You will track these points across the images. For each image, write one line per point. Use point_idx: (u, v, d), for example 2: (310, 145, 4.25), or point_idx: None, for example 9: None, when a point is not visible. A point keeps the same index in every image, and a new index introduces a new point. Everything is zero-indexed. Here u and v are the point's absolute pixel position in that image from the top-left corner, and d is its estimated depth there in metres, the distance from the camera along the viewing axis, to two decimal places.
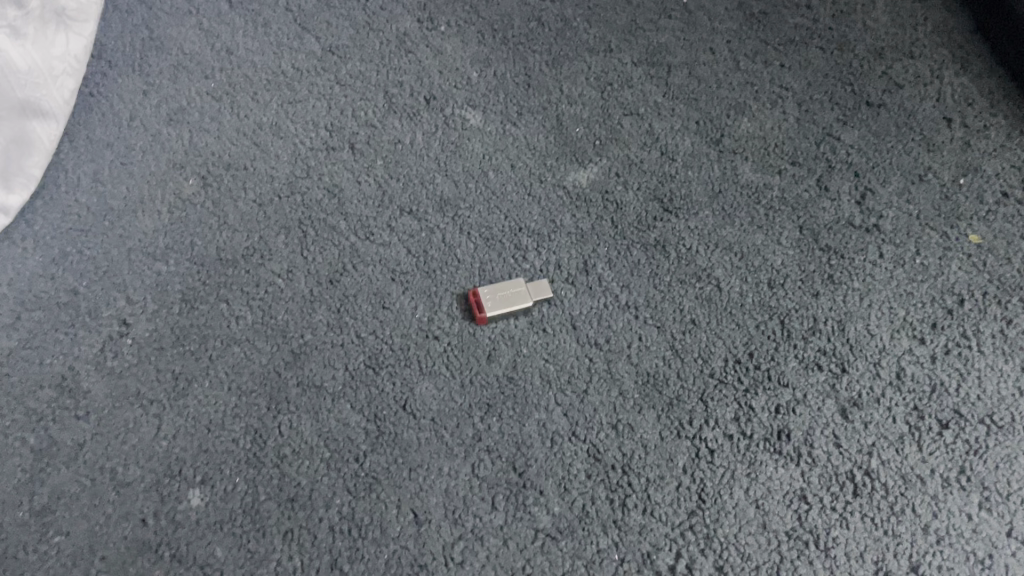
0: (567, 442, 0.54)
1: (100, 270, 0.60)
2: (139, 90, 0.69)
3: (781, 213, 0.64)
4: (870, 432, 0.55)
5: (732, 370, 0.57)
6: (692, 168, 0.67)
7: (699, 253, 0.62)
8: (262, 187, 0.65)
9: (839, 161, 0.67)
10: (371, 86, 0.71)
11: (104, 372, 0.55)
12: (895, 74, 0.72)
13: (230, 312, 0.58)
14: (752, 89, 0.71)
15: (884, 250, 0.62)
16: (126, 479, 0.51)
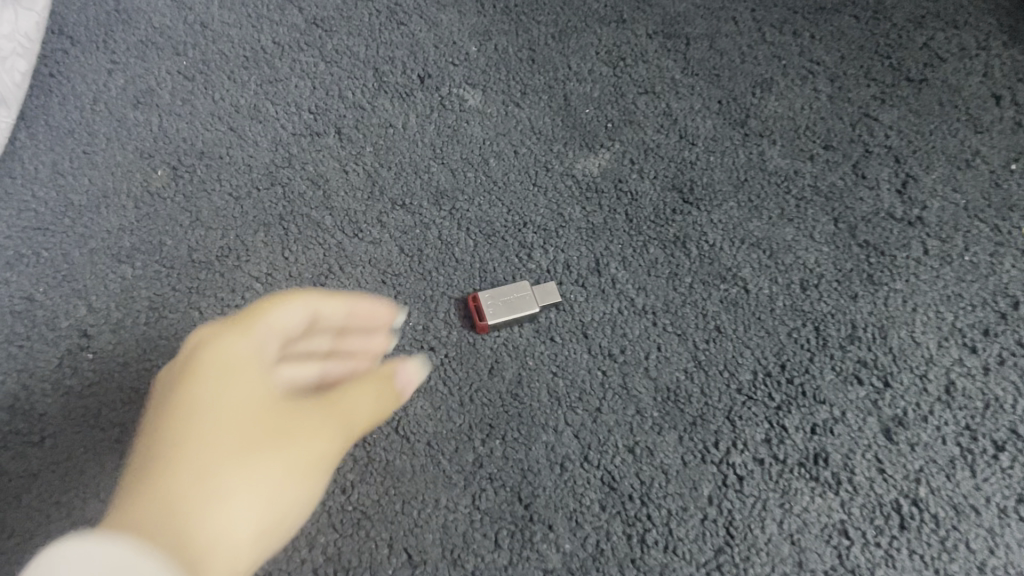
0: (578, 469, 0.48)
1: (59, 275, 0.54)
2: (104, 69, 0.63)
3: (814, 204, 0.58)
4: (917, 455, 0.49)
5: (761, 385, 0.51)
6: (714, 153, 0.60)
7: (723, 251, 0.56)
8: (239, 178, 0.58)
9: (877, 144, 0.61)
10: (359, 62, 0.64)
11: (63, 392, 0.50)
12: (937, 44, 0.65)
13: (203, 322, 0.53)
14: (780, 64, 0.64)
15: (928, 246, 0.56)
16: (86, 516, 0.46)
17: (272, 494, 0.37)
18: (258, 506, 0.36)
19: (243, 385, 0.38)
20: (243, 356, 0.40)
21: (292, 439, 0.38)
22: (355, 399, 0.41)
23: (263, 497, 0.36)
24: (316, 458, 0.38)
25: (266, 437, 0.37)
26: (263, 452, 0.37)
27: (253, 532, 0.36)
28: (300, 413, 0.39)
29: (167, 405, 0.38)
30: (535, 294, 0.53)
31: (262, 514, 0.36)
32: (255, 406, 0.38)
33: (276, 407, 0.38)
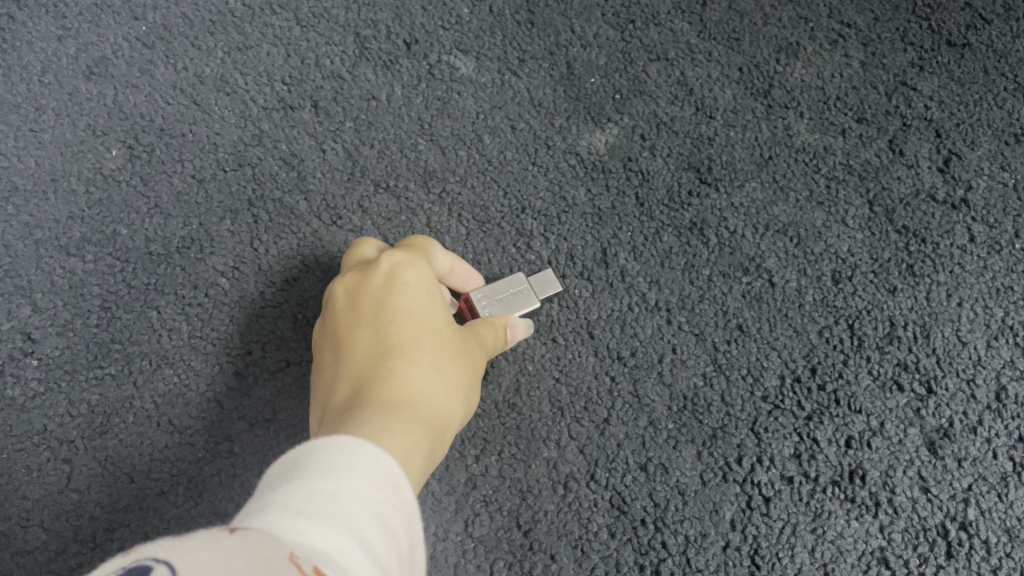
0: (583, 489, 0.43)
1: (1, 269, 0.48)
2: (53, 35, 0.56)
3: (847, 184, 0.52)
4: (965, 471, 0.44)
5: (789, 392, 0.45)
6: (734, 128, 0.54)
7: (745, 238, 0.50)
8: (203, 158, 0.52)
9: (916, 116, 0.54)
10: (338, 26, 0.58)
11: (3, 404, 0.45)
12: (980, 4, 0.58)
13: (162, 323, 0.47)
14: (806, 26, 0.58)
15: (975, 232, 0.50)
16: (27, 546, 0.41)
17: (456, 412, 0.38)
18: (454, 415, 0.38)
19: (432, 302, 0.40)
20: (428, 276, 0.41)
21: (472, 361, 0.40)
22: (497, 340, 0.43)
23: (455, 412, 0.38)
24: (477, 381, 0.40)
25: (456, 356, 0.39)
26: (459, 371, 0.39)
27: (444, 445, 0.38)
28: (476, 343, 0.41)
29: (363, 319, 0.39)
30: (530, 287, 0.47)
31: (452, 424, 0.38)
32: (443, 321, 0.39)
33: (458, 332, 0.40)
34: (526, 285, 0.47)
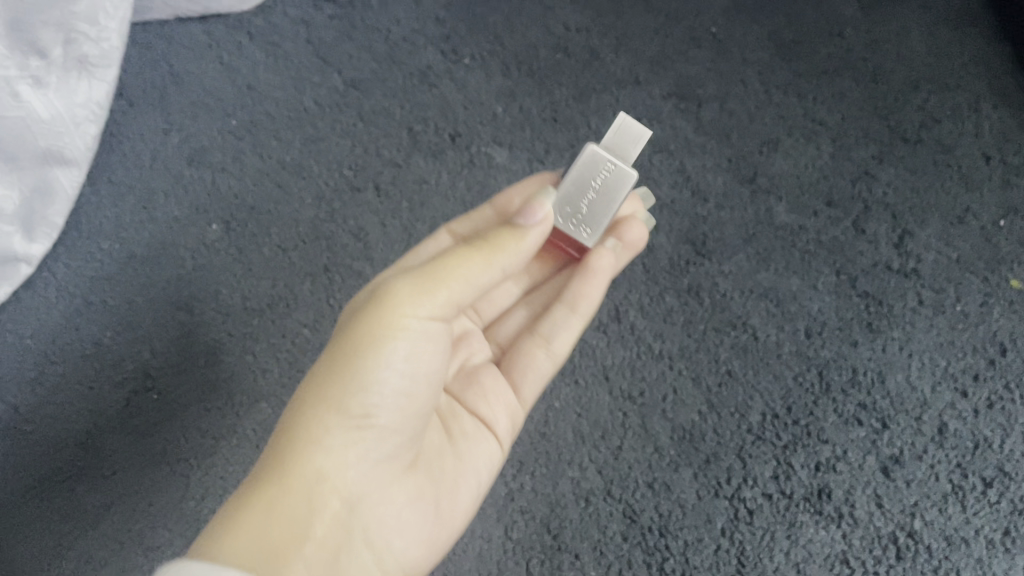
0: (602, 502, 0.53)
1: (125, 322, 0.59)
2: (161, 129, 0.67)
3: (818, 257, 0.63)
4: (913, 490, 0.54)
5: (769, 425, 0.56)
6: (725, 209, 0.65)
7: (733, 300, 0.60)
8: (287, 231, 0.64)
9: (876, 201, 0.66)
10: (395, 122, 0.69)
11: (130, 430, 0.56)
12: (930, 107, 0.70)
13: (258, 365, 0.58)
14: (785, 124, 0.69)
15: (923, 297, 0.61)
16: (155, 543, 0.53)
17: (318, 415, 0.38)
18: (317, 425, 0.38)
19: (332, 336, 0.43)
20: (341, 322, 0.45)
21: (347, 332, 0.39)
22: (413, 276, 0.39)
23: (313, 420, 0.38)
24: (353, 348, 0.39)
25: (324, 352, 0.40)
26: (319, 370, 0.39)
27: (338, 455, 0.38)
28: (366, 301, 0.40)
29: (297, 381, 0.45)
30: (609, 160, 0.46)
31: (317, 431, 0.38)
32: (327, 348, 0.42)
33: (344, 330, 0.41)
34: (608, 157, 0.46)
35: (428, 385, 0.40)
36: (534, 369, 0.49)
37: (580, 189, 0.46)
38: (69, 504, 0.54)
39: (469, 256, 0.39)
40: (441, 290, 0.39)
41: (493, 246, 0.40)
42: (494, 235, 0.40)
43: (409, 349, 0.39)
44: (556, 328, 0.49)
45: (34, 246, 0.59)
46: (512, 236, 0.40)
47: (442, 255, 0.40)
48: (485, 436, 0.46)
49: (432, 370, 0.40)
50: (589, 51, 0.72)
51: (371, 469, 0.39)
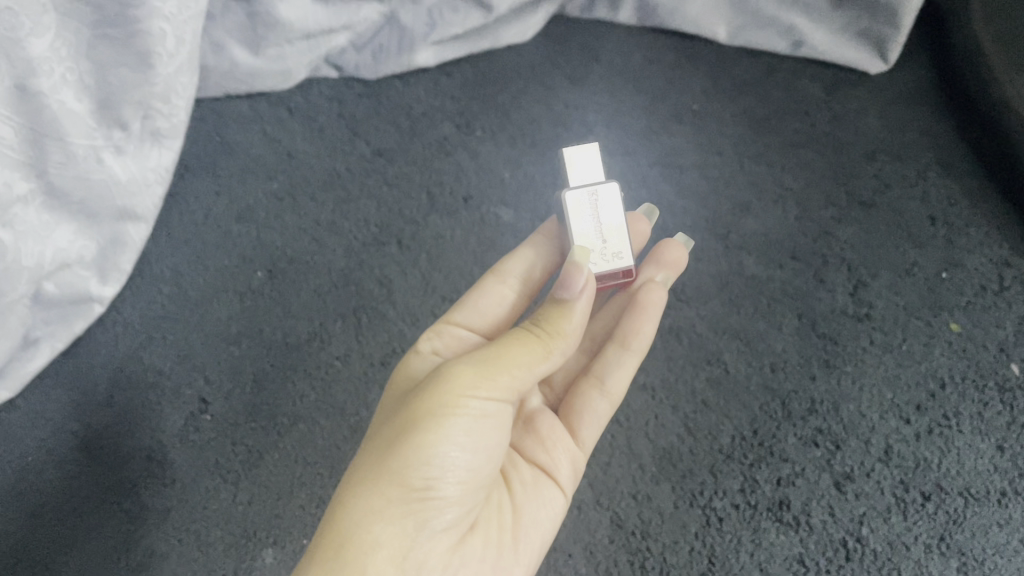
0: (592, 510, 0.63)
1: (182, 354, 0.70)
2: (212, 191, 0.78)
3: (782, 303, 0.72)
4: (861, 502, 0.64)
5: (738, 446, 0.65)
6: (702, 261, 0.74)
7: (708, 339, 0.70)
8: (321, 278, 0.74)
9: (834, 255, 0.76)
10: (415, 186, 0.79)
11: (188, 445, 0.67)
12: (884, 174, 0.81)
13: (297, 392, 0.69)
14: (756, 189, 0.79)
15: (874, 338, 0.71)
16: (209, 540, 0.64)
17: (379, 494, 0.43)
18: (375, 504, 0.43)
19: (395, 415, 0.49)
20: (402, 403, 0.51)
21: (409, 413, 0.45)
22: (475, 361, 0.46)
23: (373, 499, 0.43)
24: (418, 427, 0.44)
25: (386, 431, 0.46)
26: (380, 449, 0.45)
27: (395, 525, 0.43)
28: (428, 384, 0.46)
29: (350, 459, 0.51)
30: (587, 190, 0.52)
31: (378, 509, 0.43)
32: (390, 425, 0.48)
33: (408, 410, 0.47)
34: (586, 192, 0.52)
35: (486, 465, 0.46)
36: (593, 409, 0.57)
37: (584, 227, 0.52)
38: (136, 508, 0.65)
39: (525, 347, 0.47)
40: (502, 372, 0.45)
41: (551, 332, 0.48)
42: (551, 320, 0.48)
43: (470, 428, 0.45)
44: (610, 371, 0.58)
45: (106, 290, 0.70)
46: (562, 313, 0.48)
47: (504, 342, 0.47)
48: (546, 491, 0.52)
49: (492, 449, 0.46)
50: (584, 125, 0.83)
51: (433, 544, 0.44)
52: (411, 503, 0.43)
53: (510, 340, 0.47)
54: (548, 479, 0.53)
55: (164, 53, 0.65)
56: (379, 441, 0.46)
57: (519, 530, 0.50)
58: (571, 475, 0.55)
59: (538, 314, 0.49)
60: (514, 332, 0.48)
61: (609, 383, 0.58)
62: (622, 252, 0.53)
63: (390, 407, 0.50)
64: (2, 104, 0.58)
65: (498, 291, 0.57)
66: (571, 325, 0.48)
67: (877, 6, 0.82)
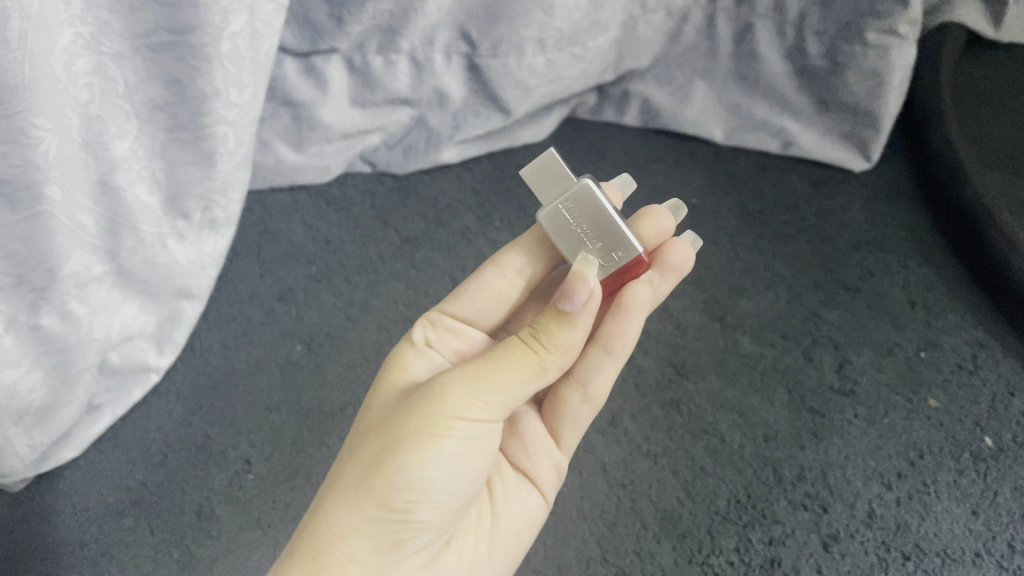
0: (600, 565, 0.71)
1: (228, 420, 0.79)
2: (257, 274, 0.88)
3: (774, 379, 0.80)
4: (846, 561, 0.70)
5: (733, 508, 0.73)
6: (700, 338, 0.83)
7: (705, 410, 0.78)
8: (355, 352, 0.82)
9: (822, 335, 0.83)
10: (439, 270, 0.89)
11: (233, 502, 0.74)
12: (867, 263, 0.89)
13: (332, 454, 0.77)
14: (749, 275, 0.88)
15: (858, 411, 0.78)
16: None
17: (359, 508, 0.49)
18: (354, 517, 0.49)
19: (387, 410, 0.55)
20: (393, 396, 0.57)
21: (398, 432, 0.50)
22: (469, 381, 0.51)
23: (356, 513, 0.49)
24: (404, 449, 0.50)
25: (375, 441, 0.51)
26: (367, 460, 0.50)
27: (374, 535, 0.49)
28: (421, 402, 0.51)
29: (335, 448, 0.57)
30: (559, 205, 0.55)
31: (358, 523, 0.49)
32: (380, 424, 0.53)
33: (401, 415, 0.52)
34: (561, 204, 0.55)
35: (466, 482, 0.52)
36: (577, 416, 0.64)
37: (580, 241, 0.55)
38: (187, 558, 0.72)
39: (519, 367, 0.51)
40: (493, 395, 0.51)
41: (549, 347, 0.52)
42: (551, 334, 0.52)
43: (454, 450, 0.50)
44: (595, 375, 0.63)
45: (163, 360, 0.79)
46: (563, 326, 0.52)
47: (499, 354, 0.52)
48: (524, 492, 0.61)
49: (475, 466, 0.52)
50: None
51: (407, 550, 0.51)
52: (387, 520, 0.49)
53: (509, 359, 0.51)
54: (529, 483, 0.62)
55: (226, 153, 0.76)
56: (369, 449, 0.51)
57: (496, 537, 0.58)
58: (551, 476, 0.64)
59: (539, 324, 0.53)
60: (512, 346, 0.52)
61: (593, 391, 0.64)
62: (623, 241, 0.54)
63: (381, 408, 0.56)
64: (90, 198, 0.68)
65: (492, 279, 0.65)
66: (569, 345, 0.53)
67: (855, 110, 0.97)
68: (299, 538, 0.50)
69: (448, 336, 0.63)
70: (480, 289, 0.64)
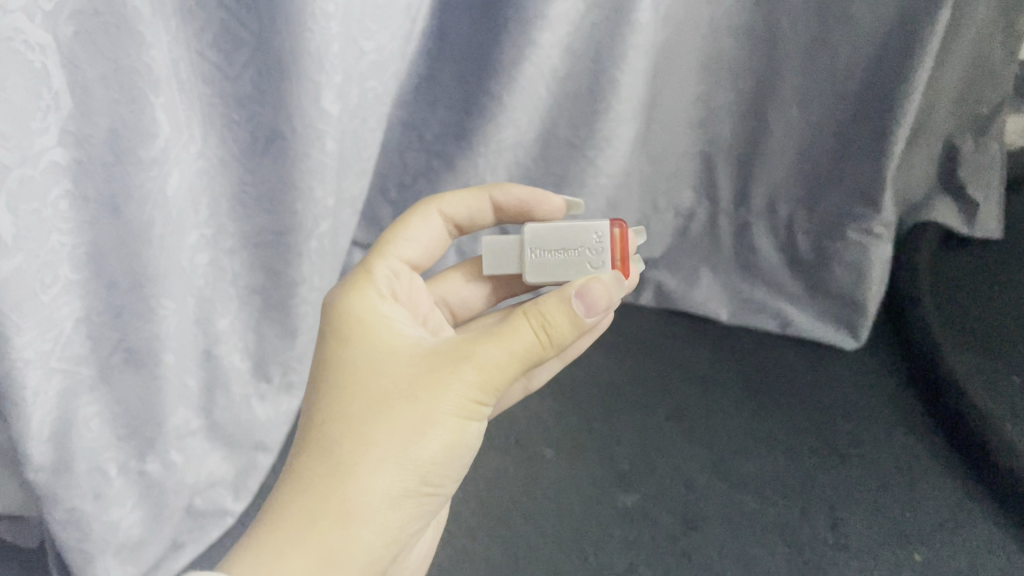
0: None
1: None
2: None
3: (774, 532, 0.94)
4: None
5: None
6: (708, 496, 0.98)
7: (713, 561, 0.92)
8: None
9: (818, 495, 0.97)
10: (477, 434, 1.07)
11: None
12: (858, 432, 1.04)
13: None
14: (753, 441, 1.04)
15: (851, 563, 0.90)
16: None
17: (382, 471, 0.59)
18: (387, 488, 0.59)
19: (389, 367, 0.63)
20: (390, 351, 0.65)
21: (426, 415, 0.60)
22: (482, 363, 0.60)
23: (380, 474, 0.59)
24: (425, 420, 0.60)
25: (401, 418, 0.60)
26: (395, 433, 0.60)
27: (391, 492, 0.59)
28: (436, 374, 0.61)
29: (332, 387, 0.64)
30: (531, 255, 0.73)
31: (385, 488, 0.59)
32: (387, 384, 0.62)
33: (410, 379, 0.62)
34: (533, 257, 0.73)
35: (465, 444, 0.62)
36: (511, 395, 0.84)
37: (563, 257, 0.72)
38: None
39: (526, 353, 0.60)
40: (501, 377, 0.60)
41: (553, 337, 0.61)
42: (557, 329, 0.60)
43: (463, 420, 0.61)
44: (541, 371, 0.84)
45: (237, 504, 0.93)
46: (567, 320, 0.60)
47: (506, 333, 0.60)
48: None
49: (473, 431, 0.63)
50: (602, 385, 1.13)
51: (413, 502, 0.61)
52: (411, 486, 0.61)
53: (519, 343, 0.60)
54: None
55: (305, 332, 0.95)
56: (393, 423, 0.60)
57: None
58: None
59: (546, 312, 0.60)
60: (524, 334, 0.60)
61: (533, 379, 0.84)
62: (592, 228, 0.72)
63: (386, 364, 0.64)
64: (195, 363, 0.87)
65: (437, 226, 0.82)
66: (566, 337, 0.61)
67: (845, 296, 1.13)
68: (327, 499, 0.59)
69: (402, 274, 0.78)
70: (431, 232, 0.82)
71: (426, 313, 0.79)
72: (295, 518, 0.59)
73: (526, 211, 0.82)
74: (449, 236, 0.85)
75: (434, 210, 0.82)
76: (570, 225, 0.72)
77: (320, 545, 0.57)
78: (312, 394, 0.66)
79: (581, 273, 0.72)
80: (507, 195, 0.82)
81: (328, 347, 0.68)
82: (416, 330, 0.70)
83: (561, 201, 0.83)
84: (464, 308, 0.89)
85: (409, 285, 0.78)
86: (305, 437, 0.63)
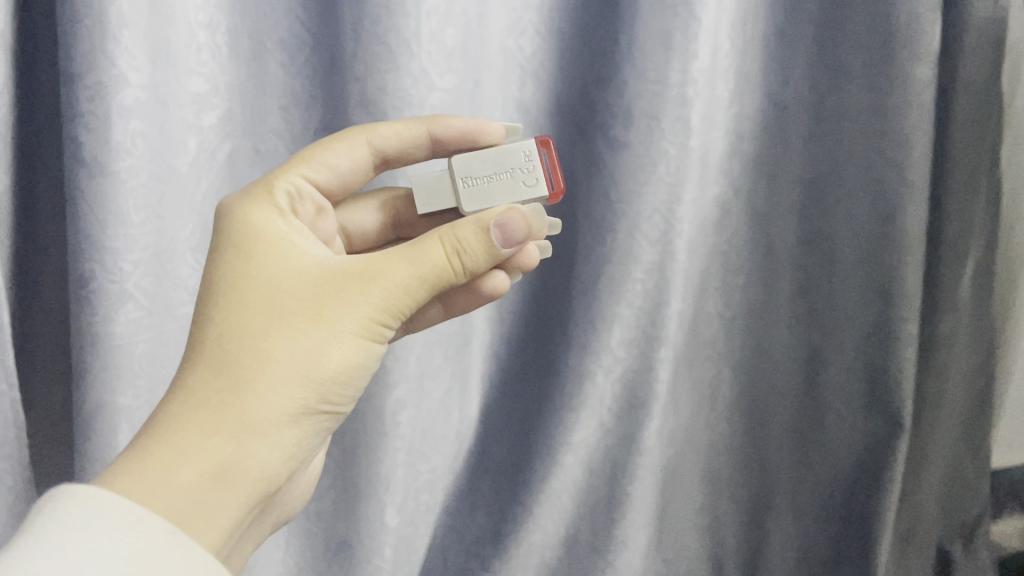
0: None
1: None
2: None
3: None
4: None
5: None
6: None
7: None
8: None
9: None
10: None
11: None
12: None
13: None
14: None
15: None
16: None
17: (284, 386, 0.64)
18: (286, 400, 0.64)
19: (289, 284, 0.67)
20: (292, 267, 0.68)
21: (328, 332, 0.65)
22: (389, 285, 0.66)
23: (278, 390, 0.63)
24: (324, 337, 0.65)
25: (303, 336, 0.65)
26: (298, 349, 0.64)
27: (285, 405, 0.64)
28: (343, 294, 0.66)
29: (231, 297, 0.67)
30: (463, 186, 0.78)
31: (284, 405, 0.64)
32: (294, 303, 0.66)
33: (316, 299, 0.66)
34: (466, 188, 0.78)
35: (360, 359, 0.67)
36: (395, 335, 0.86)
37: (498, 180, 0.77)
38: None
39: (431, 275, 0.67)
40: (406, 297, 0.67)
41: (458, 271, 0.68)
42: (465, 262, 0.68)
43: (360, 336, 0.66)
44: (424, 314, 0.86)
45: None
46: (476, 253, 0.68)
47: (410, 258, 0.67)
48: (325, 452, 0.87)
49: (368, 347, 0.68)
50: None
51: (305, 415, 0.66)
52: (308, 400, 0.65)
53: (423, 270, 0.67)
54: None
55: None
56: (297, 341, 0.64)
57: None
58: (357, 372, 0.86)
59: (461, 241, 0.68)
60: (435, 259, 0.67)
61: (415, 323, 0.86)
62: (521, 146, 0.77)
63: (288, 277, 0.67)
64: None
65: (359, 155, 0.80)
66: (470, 265, 0.68)
67: None
68: (224, 410, 0.62)
69: (304, 194, 0.76)
70: (348, 152, 0.79)
71: (328, 235, 0.80)
72: (191, 429, 0.61)
73: (469, 139, 0.80)
74: (374, 167, 0.82)
75: (360, 141, 0.79)
76: (498, 152, 0.78)
77: (218, 456, 0.61)
78: (208, 301, 0.68)
79: (520, 192, 0.77)
80: (446, 128, 0.79)
81: (227, 257, 0.69)
82: (314, 242, 0.73)
83: (501, 128, 0.81)
84: (361, 233, 0.90)
85: (312, 208, 0.77)
86: (200, 349, 0.65)
